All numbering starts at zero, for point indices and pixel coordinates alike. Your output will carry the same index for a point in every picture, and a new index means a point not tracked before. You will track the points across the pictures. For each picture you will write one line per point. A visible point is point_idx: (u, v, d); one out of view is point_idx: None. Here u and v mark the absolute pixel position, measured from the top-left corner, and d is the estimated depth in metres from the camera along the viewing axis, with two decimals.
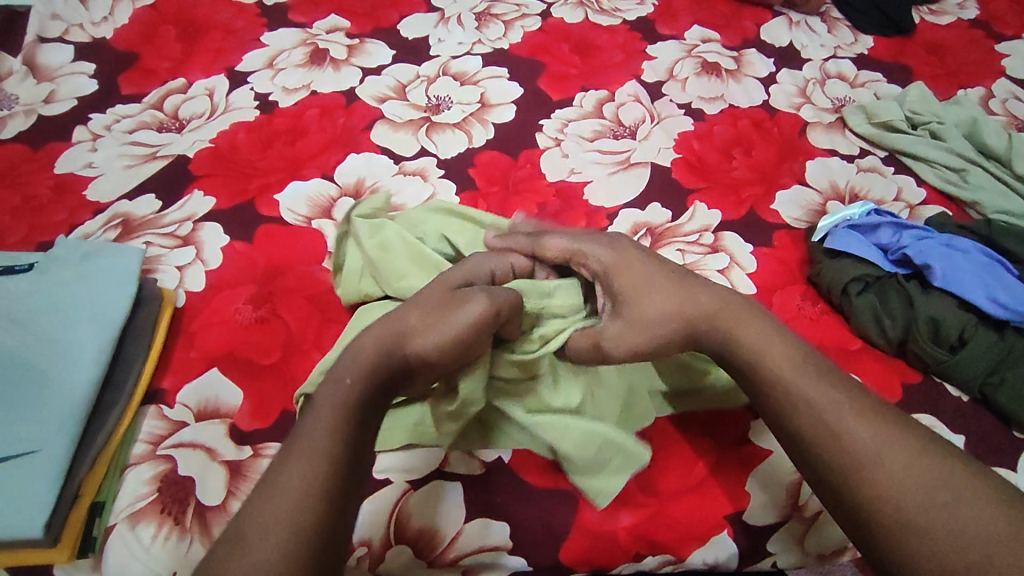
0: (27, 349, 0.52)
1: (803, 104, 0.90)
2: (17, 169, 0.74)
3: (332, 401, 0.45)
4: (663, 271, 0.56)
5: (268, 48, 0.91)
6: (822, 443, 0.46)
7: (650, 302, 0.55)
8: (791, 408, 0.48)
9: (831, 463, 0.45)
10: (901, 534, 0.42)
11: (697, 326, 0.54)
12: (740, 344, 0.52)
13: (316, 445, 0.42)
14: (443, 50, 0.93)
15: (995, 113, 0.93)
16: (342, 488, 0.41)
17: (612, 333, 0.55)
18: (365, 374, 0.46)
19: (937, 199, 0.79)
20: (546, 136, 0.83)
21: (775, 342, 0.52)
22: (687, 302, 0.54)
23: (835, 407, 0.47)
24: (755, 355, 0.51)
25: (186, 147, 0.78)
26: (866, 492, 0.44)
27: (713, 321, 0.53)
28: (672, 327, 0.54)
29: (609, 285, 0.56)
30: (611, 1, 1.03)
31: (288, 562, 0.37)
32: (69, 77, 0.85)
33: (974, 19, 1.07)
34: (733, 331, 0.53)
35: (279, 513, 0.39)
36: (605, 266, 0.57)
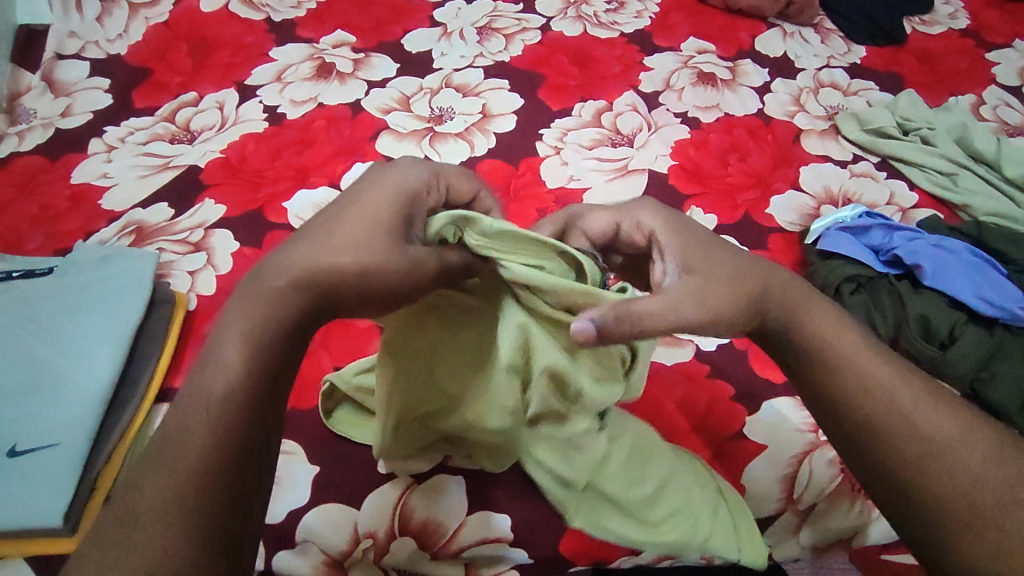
0: (47, 350, 0.55)
1: (796, 112, 0.92)
2: (35, 179, 0.77)
3: (220, 360, 0.37)
4: (717, 240, 0.49)
5: (277, 62, 0.94)
6: (890, 432, 0.43)
7: (720, 272, 0.46)
8: (861, 395, 0.44)
9: (907, 455, 0.42)
10: (982, 534, 0.39)
11: (761, 300, 0.46)
12: (808, 326, 0.47)
13: (201, 410, 0.36)
14: (445, 63, 0.96)
15: (986, 120, 0.95)
16: (242, 451, 0.36)
17: (676, 286, 0.45)
18: (263, 327, 0.39)
19: (928, 202, 0.81)
20: (546, 144, 0.85)
21: (843, 325, 0.47)
22: (761, 273, 0.47)
23: (908, 395, 0.44)
24: (823, 338, 0.46)
25: (197, 157, 0.80)
26: (944, 488, 0.40)
27: (781, 296, 0.47)
28: (747, 287, 0.46)
29: (662, 247, 0.49)
30: (609, 15, 1.06)
31: (188, 541, 0.33)
32: (85, 92, 0.88)
33: (965, 29, 1.10)
34: (802, 311, 0.47)
35: (170, 486, 0.34)
36: (655, 228, 0.50)
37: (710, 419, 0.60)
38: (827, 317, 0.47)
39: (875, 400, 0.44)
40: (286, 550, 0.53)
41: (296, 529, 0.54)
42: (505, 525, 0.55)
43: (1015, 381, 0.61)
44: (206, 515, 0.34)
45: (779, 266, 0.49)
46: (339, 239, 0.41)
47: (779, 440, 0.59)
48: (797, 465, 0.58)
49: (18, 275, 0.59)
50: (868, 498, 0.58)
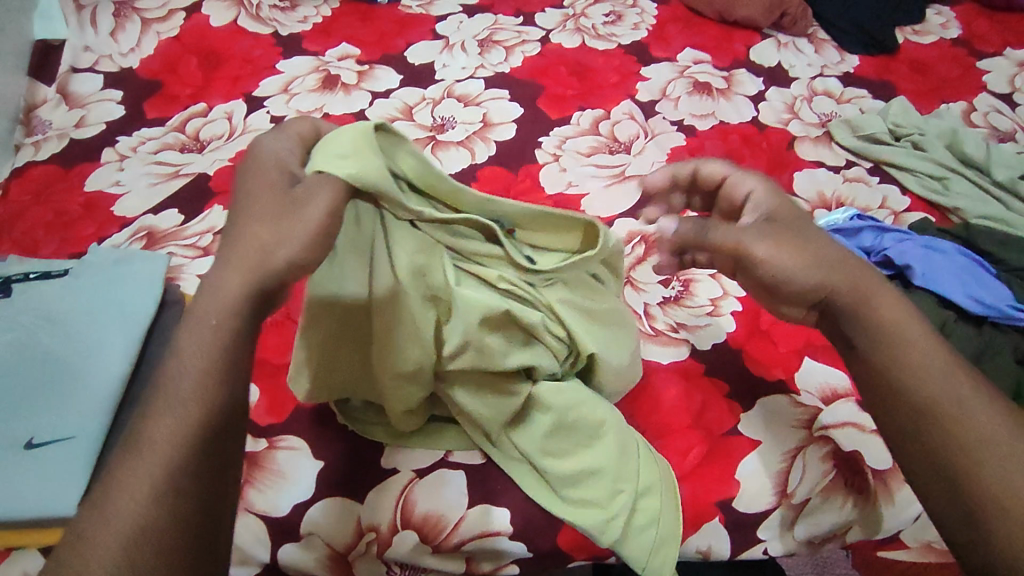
0: (62, 346, 0.57)
1: (790, 120, 0.94)
2: (50, 187, 0.80)
3: (198, 347, 0.39)
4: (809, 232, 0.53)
5: (284, 74, 0.96)
6: (936, 425, 0.45)
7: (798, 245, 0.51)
8: (912, 381, 0.46)
9: (942, 442, 0.44)
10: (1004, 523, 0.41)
11: (821, 280, 0.50)
12: (877, 315, 0.49)
13: (186, 393, 0.38)
14: (447, 74, 0.98)
15: (977, 126, 0.96)
16: (214, 437, 0.38)
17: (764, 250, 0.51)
18: (230, 317, 0.40)
19: (921, 206, 0.83)
20: (545, 152, 0.87)
21: (913, 322, 0.49)
22: (831, 261, 0.50)
23: (960, 393, 0.46)
24: (892, 328, 0.49)
25: (207, 165, 0.83)
26: (981, 476, 0.43)
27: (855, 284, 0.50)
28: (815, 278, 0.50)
29: (775, 218, 0.53)
30: (607, 27, 1.09)
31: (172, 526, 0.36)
32: (98, 104, 0.91)
33: (956, 38, 1.12)
34: (871, 298, 0.50)
35: (150, 473, 0.37)
36: (763, 204, 0.55)
37: (703, 416, 0.61)
38: (896, 309, 0.49)
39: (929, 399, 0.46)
40: (291, 543, 0.55)
41: (302, 522, 0.55)
42: (504, 518, 0.56)
43: (1003, 378, 0.62)
44: (184, 508, 0.37)
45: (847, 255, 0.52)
46: (255, 217, 0.41)
47: (772, 436, 0.60)
48: (790, 460, 0.59)
49: (36, 276, 0.61)
50: (863, 493, 0.59)
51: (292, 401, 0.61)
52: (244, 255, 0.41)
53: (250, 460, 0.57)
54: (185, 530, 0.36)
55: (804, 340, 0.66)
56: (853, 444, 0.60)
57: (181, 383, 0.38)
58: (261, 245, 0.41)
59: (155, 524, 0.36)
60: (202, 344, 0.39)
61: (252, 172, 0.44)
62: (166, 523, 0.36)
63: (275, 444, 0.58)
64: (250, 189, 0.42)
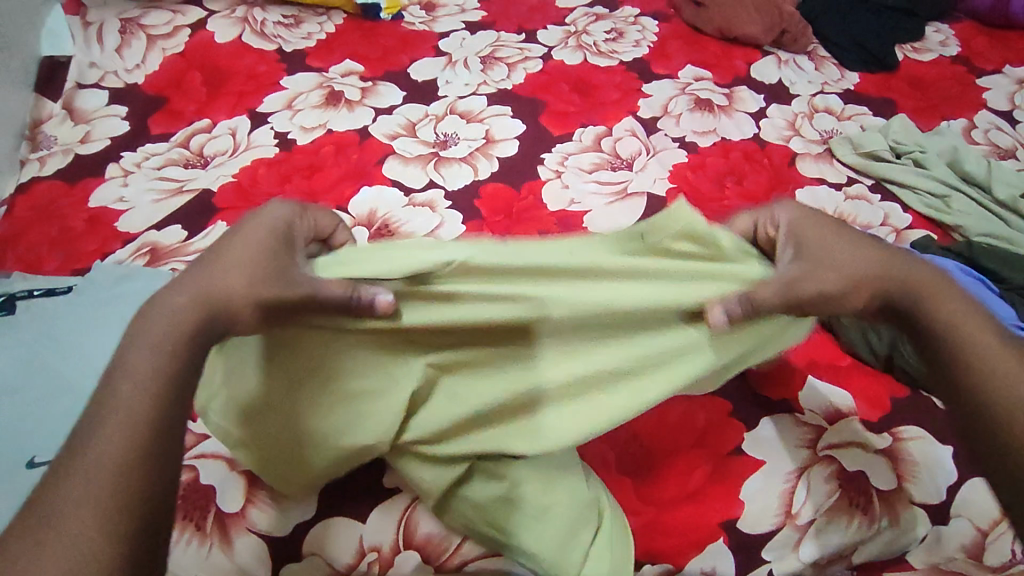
0: (63, 364, 0.57)
1: (792, 136, 0.95)
2: (54, 203, 0.80)
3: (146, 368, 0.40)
4: (854, 238, 0.54)
5: (288, 90, 0.97)
6: (989, 398, 0.47)
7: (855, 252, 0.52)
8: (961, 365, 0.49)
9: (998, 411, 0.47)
10: None
11: (878, 285, 0.52)
12: (931, 313, 0.51)
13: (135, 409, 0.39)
14: (450, 90, 0.99)
15: (978, 143, 0.97)
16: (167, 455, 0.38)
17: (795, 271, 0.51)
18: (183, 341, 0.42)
19: (923, 223, 0.83)
20: (547, 168, 0.88)
21: (970, 316, 0.51)
22: (888, 266, 0.52)
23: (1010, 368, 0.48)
24: (946, 323, 0.51)
25: (211, 181, 0.83)
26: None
27: (906, 287, 0.52)
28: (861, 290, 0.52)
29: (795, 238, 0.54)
30: (608, 44, 1.10)
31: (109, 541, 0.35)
32: (103, 120, 0.92)
33: (955, 55, 1.13)
34: (924, 300, 0.52)
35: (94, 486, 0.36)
36: (791, 222, 0.55)
37: (707, 435, 0.61)
38: (957, 307, 0.52)
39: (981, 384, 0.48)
40: (293, 562, 0.54)
41: (304, 542, 0.55)
42: None
43: None
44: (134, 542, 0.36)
45: (911, 259, 0.54)
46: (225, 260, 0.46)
47: (777, 456, 0.60)
48: (795, 480, 0.59)
49: (40, 293, 0.61)
50: (867, 514, 0.59)
51: None
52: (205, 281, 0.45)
53: (250, 479, 0.56)
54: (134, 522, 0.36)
55: (807, 357, 0.66)
56: (859, 464, 0.60)
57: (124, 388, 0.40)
58: (227, 283, 0.45)
59: (104, 517, 0.36)
60: (153, 364, 0.41)
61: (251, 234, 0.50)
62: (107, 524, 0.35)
63: None
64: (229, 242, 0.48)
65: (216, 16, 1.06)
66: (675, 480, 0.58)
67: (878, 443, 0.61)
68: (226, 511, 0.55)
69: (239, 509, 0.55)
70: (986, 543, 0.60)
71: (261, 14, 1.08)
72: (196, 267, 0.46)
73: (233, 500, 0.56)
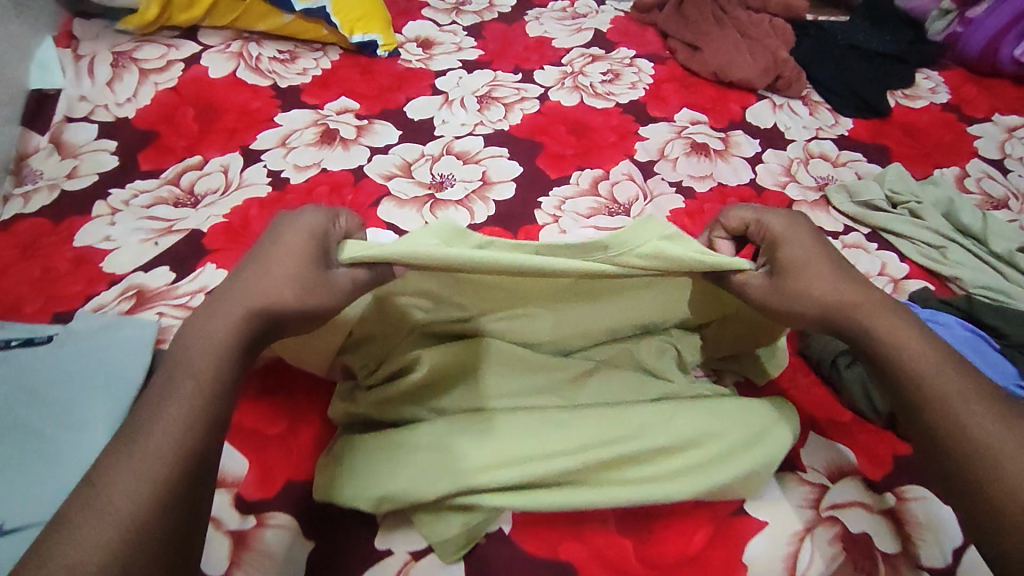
0: (41, 421, 0.54)
1: (788, 183, 0.95)
2: (39, 242, 0.78)
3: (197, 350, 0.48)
4: (828, 265, 0.58)
5: (282, 128, 0.96)
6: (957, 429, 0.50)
7: (806, 283, 0.57)
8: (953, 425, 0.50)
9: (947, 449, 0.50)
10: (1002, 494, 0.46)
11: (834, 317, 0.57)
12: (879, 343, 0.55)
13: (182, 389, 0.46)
14: (446, 130, 0.99)
15: (971, 192, 0.97)
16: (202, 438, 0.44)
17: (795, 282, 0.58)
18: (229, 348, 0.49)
19: (920, 275, 0.82)
20: (544, 213, 0.87)
21: (927, 353, 0.54)
22: (838, 294, 0.57)
23: (973, 412, 0.50)
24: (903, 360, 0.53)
25: (201, 221, 0.81)
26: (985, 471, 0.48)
27: (849, 313, 0.56)
28: (817, 315, 0.57)
29: (774, 255, 0.60)
30: (605, 85, 1.10)
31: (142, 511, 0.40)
32: (92, 154, 0.90)
33: (946, 103, 1.14)
34: (871, 328, 0.55)
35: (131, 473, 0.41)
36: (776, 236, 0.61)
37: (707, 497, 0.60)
38: (921, 357, 0.53)
39: (938, 405, 0.51)
40: None
41: None
42: None
43: None
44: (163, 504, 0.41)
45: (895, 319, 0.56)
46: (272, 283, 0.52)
47: (782, 520, 0.60)
48: (798, 543, 0.59)
49: (18, 344, 0.59)
50: None
51: (282, 475, 0.60)
52: (257, 290, 0.51)
53: (237, 539, 0.56)
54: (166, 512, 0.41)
55: (808, 411, 0.69)
56: (863, 526, 0.61)
57: (181, 384, 0.46)
58: (274, 284, 0.52)
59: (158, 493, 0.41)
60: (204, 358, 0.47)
61: (259, 282, 0.52)
62: (139, 508, 0.40)
63: (263, 522, 0.57)
64: (275, 259, 0.53)
65: (210, 51, 1.05)
66: (677, 540, 0.59)
67: (879, 504, 0.63)
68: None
69: (224, 571, 0.55)
70: None
71: (256, 48, 1.07)
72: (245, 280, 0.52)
73: (217, 562, 0.55)
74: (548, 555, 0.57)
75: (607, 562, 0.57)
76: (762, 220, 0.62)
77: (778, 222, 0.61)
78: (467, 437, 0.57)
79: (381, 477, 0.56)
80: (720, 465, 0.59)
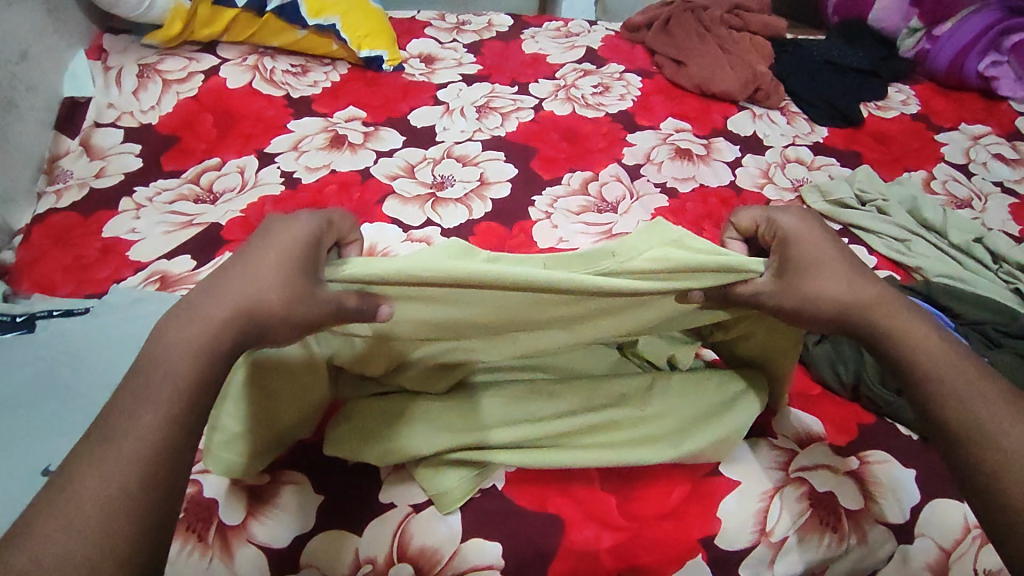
0: (81, 380, 0.62)
1: (765, 185, 1.02)
2: (70, 233, 0.85)
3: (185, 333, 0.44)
4: (842, 262, 0.56)
5: (295, 133, 1.03)
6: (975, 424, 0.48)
7: (825, 287, 0.54)
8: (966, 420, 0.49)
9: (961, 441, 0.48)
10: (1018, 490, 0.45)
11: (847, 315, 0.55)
12: (895, 338, 0.53)
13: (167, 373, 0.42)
14: (447, 136, 1.06)
15: (937, 193, 1.04)
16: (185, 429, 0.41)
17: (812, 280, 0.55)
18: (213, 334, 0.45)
19: (887, 265, 0.88)
20: (538, 210, 0.94)
21: (940, 348, 0.53)
22: (852, 292, 0.55)
23: (987, 409, 0.49)
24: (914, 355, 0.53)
25: (220, 215, 0.88)
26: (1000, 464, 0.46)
27: (868, 312, 0.54)
28: (831, 313, 0.55)
29: (785, 252, 0.56)
30: (596, 97, 1.18)
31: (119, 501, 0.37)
32: (118, 156, 0.97)
33: (915, 113, 1.22)
34: (889, 326, 0.54)
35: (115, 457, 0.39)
36: (788, 233, 0.58)
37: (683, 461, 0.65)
38: (934, 351, 0.52)
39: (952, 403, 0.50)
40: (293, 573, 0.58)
41: (304, 555, 0.59)
42: (497, 551, 0.60)
43: None
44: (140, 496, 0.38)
45: (911, 315, 0.54)
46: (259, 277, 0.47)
47: (755, 480, 0.65)
48: (768, 501, 0.64)
49: (59, 314, 0.68)
50: (837, 532, 0.63)
51: None
52: (241, 287, 0.47)
53: (251, 493, 0.61)
54: (136, 518, 0.37)
55: None
56: (828, 485, 0.66)
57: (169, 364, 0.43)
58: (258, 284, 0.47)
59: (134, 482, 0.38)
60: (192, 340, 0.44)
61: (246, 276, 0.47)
62: (112, 511, 0.37)
63: (275, 478, 0.62)
64: (257, 254, 0.48)
65: (228, 64, 1.12)
66: (656, 498, 0.63)
67: (844, 466, 0.67)
68: (227, 524, 0.59)
69: (239, 522, 0.59)
70: (951, 561, 0.63)
71: (271, 62, 1.15)
72: (228, 274, 0.48)
73: (232, 513, 0.60)
74: (538, 508, 0.62)
75: (594, 515, 0.62)
76: (774, 219, 0.59)
77: (789, 218, 0.59)
78: (465, 402, 0.63)
79: (389, 434, 0.62)
80: (688, 433, 0.64)
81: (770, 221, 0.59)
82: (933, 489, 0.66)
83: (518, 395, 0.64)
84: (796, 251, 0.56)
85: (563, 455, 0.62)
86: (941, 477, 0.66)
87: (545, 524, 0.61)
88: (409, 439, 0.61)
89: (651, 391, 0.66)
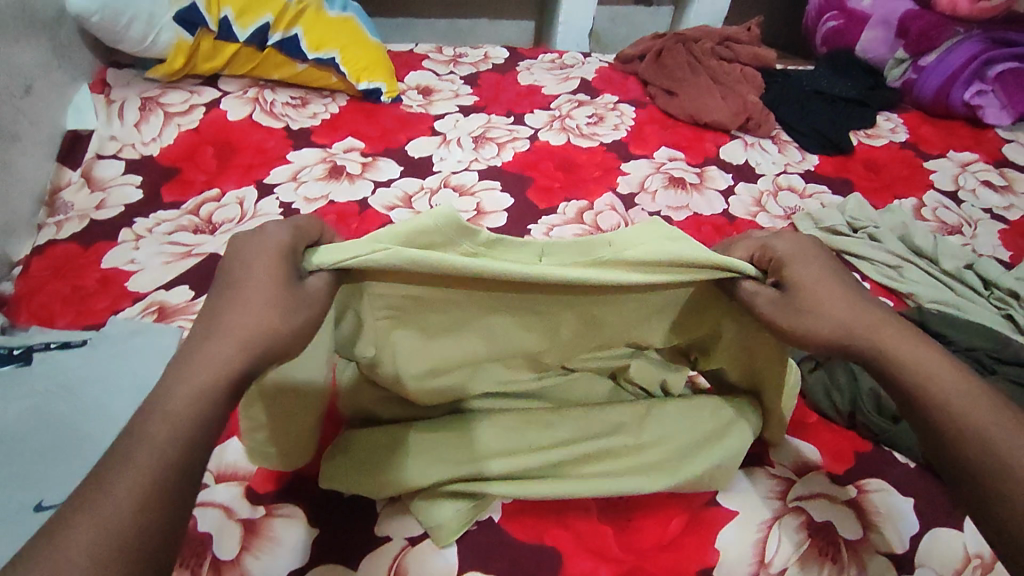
0: (77, 413, 0.62)
1: (758, 212, 1.04)
2: (69, 264, 0.85)
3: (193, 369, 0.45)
4: (840, 287, 0.56)
5: (293, 164, 1.05)
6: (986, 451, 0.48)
7: (823, 304, 0.55)
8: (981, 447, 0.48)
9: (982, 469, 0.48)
10: None
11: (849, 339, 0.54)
12: (896, 362, 0.53)
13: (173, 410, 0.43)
14: (444, 166, 1.07)
15: (927, 220, 1.05)
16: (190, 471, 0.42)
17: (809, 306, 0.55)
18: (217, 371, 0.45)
19: (880, 291, 0.89)
20: (533, 239, 0.95)
21: (945, 371, 0.52)
22: (852, 315, 0.55)
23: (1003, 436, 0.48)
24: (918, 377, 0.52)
25: (218, 246, 0.89)
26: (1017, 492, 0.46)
27: (870, 335, 0.54)
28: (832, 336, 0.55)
29: (784, 276, 0.57)
30: (590, 127, 1.20)
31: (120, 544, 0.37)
32: (119, 188, 0.98)
33: (904, 141, 1.24)
34: (890, 349, 0.54)
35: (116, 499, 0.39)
36: (786, 256, 0.58)
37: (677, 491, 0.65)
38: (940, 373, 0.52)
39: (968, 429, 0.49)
40: None
41: None
42: None
43: None
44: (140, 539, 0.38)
45: (913, 339, 0.54)
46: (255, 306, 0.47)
47: (752, 510, 0.65)
48: (767, 530, 0.63)
49: (56, 346, 0.69)
50: (837, 562, 0.62)
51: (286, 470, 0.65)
52: (237, 320, 0.47)
53: (246, 528, 0.61)
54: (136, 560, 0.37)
55: None
56: (826, 515, 0.65)
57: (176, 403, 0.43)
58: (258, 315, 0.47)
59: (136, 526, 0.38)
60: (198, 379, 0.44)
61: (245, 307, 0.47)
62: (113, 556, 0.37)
63: (271, 511, 0.62)
64: (254, 286, 0.48)
65: (229, 97, 1.15)
66: (653, 529, 0.63)
67: (842, 494, 0.67)
68: (221, 559, 0.59)
69: (234, 556, 0.59)
70: None
71: (271, 95, 1.17)
72: (226, 307, 0.48)
73: (227, 549, 0.60)
74: (536, 540, 0.61)
75: (591, 547, 0.61)
76: (770, 244, 0.60)
77: (785, 242, 0.59)
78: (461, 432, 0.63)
79: (385, 466, 0.62)
80: (684, 462, 0.64)
81: (766, 246, 0.60)
82: (932, 517, 0.65)
83: (515, 425, 0.64)
84: (794, 275, 0.57)
85: (559, 486, 0.62)
86: (938, 506, 0.66)
87: (542, 556, 0.60)
88: (406, 470, 0.61)
89: (647, 419, 0.66)
